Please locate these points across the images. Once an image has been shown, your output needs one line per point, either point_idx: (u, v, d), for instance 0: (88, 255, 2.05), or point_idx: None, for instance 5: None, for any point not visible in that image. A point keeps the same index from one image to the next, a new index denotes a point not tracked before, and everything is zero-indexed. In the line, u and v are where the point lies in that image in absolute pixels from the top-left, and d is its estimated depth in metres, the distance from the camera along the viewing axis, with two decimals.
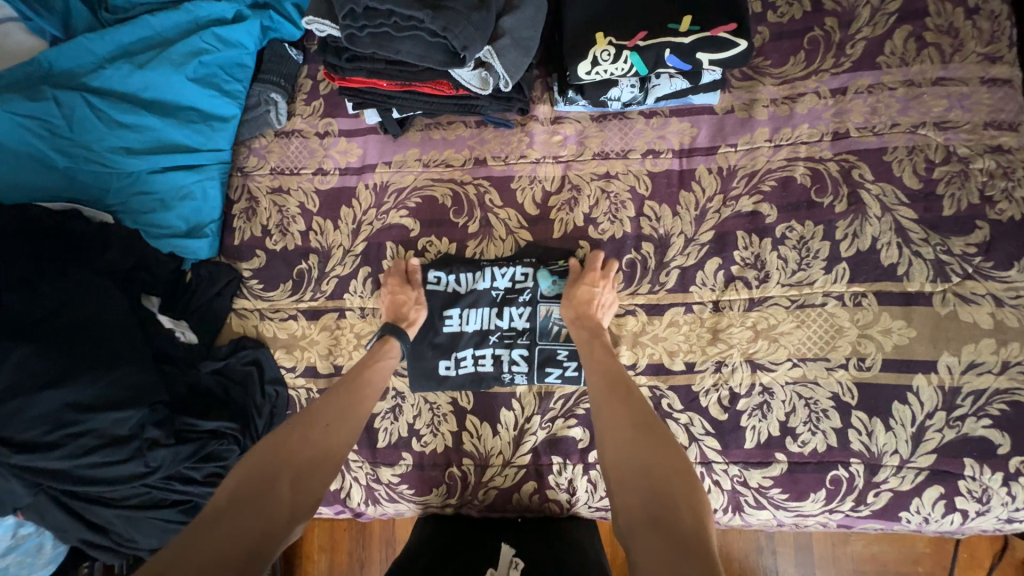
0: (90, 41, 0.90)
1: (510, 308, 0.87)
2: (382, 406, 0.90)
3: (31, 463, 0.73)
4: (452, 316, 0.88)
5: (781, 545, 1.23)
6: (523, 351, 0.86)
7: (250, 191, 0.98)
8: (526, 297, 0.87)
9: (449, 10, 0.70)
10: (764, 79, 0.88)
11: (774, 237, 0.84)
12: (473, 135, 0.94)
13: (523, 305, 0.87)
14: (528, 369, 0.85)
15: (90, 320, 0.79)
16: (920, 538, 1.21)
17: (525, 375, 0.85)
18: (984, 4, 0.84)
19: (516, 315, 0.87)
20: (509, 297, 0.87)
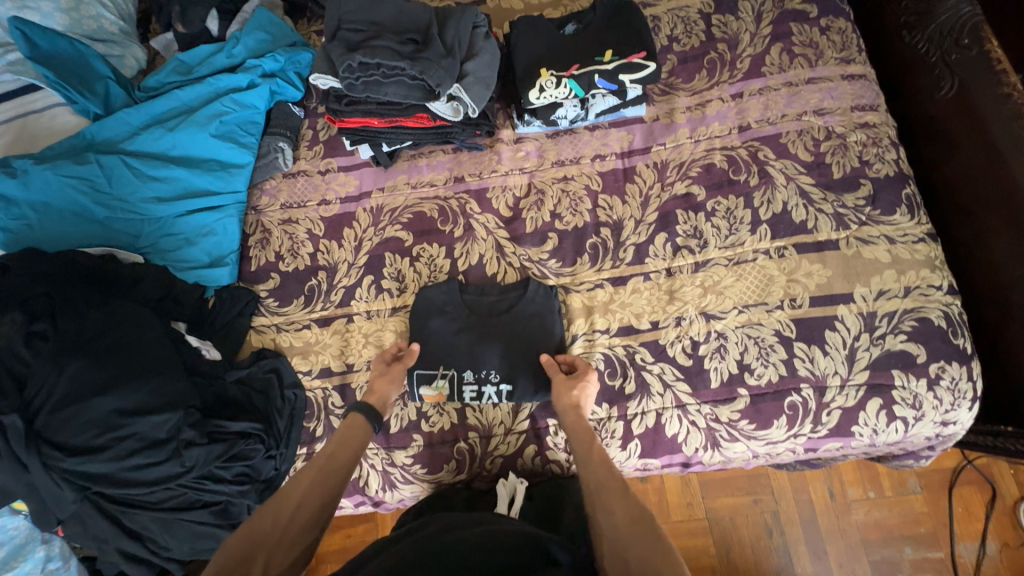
0: (128, 115, 1.08)
1: (486, 387, 0.96)
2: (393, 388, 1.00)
3: (80, 467, 0.82)
4: (435, 382, 0.96)
5: (788, 524, 1.28)
6: (496, 387, 0.96)
7: (263, 224, 1.14)
8: (495, 379, 0.96)
9: (423, 60, 0.90)
10: (678, 93, 1.10)
11: (706, 211, 1.02)
12: (451, 158, 1.13)
13: (497, 384, 0.96)
14: (501, 391, 0.96)
15: (129, 340, 0.91)
16: (917, 500, 1.29)
17: (499, 394, 0.96)
18: (833, 23, 1.10)
19: (491, 392, 0.96)
20: (481, 381, 0.96)
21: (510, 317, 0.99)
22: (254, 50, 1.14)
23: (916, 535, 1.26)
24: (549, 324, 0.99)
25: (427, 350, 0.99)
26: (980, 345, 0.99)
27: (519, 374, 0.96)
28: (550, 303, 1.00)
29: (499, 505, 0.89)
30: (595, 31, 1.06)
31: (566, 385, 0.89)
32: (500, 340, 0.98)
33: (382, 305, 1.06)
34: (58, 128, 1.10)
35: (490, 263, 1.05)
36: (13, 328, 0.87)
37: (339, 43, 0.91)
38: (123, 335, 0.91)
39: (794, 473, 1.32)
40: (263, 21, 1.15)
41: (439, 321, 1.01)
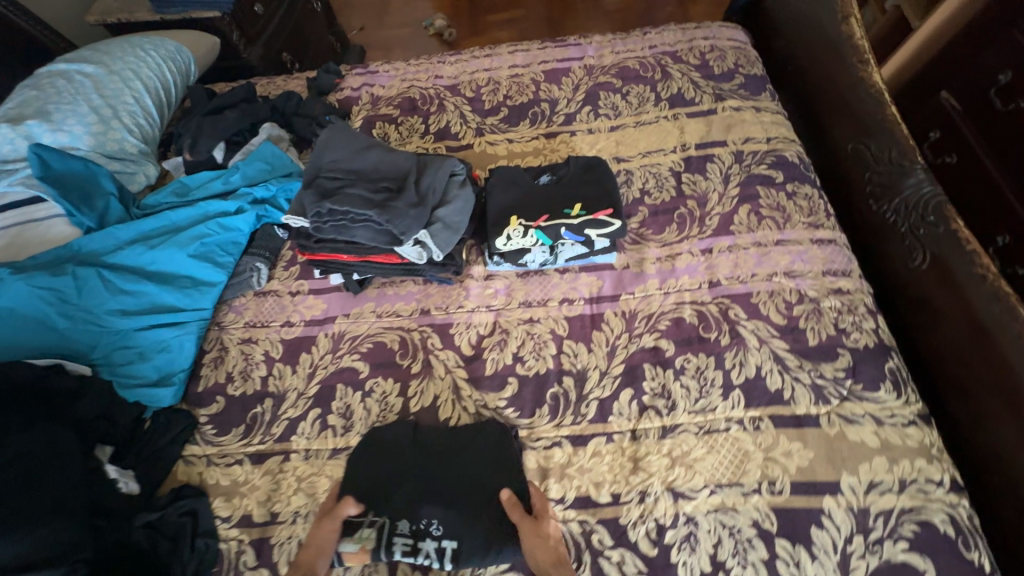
0: (117, 230, 1.12)
1: (424, 545, 0.82)
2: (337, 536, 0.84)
3: None
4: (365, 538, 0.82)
5: None
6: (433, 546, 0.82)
7: (222, 342, 1.12)
8: (438, 533, 0.83)
9: (392, 209, 0.94)
10: (648, 243, 1.12)
11: (675, 368, 0.97)
12: (420, 290, 1.13)
13: (438, 541, 0.83)
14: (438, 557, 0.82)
15: (38, 471, 0.83)
16: None
17: (438, 559, 0.82)
18: (799, 189, 1.14)
19: (429, 553, 0.82)
20: (420, 536, 0.83)
21: (466, 462, 0.90)
22: (250, 178, 1.22)
23: None
24: (502, 478, 0.89)
25: (369, 495, 0.89)
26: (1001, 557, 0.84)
27: (473, 529, 0.84)
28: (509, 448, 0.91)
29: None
30: (567, 185, 1.11)
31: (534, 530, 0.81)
32: (445, 494, 0.87)
33: (323, 444, 0.98)
34: (52, 237, 1.15)
35: (444, 406, 0.99)
36: None
37: (314, 190, 0.96)
38: (34, 465, 0.84)
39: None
40: (265, 154, 1.25)
41: (383, 464, 0.92)
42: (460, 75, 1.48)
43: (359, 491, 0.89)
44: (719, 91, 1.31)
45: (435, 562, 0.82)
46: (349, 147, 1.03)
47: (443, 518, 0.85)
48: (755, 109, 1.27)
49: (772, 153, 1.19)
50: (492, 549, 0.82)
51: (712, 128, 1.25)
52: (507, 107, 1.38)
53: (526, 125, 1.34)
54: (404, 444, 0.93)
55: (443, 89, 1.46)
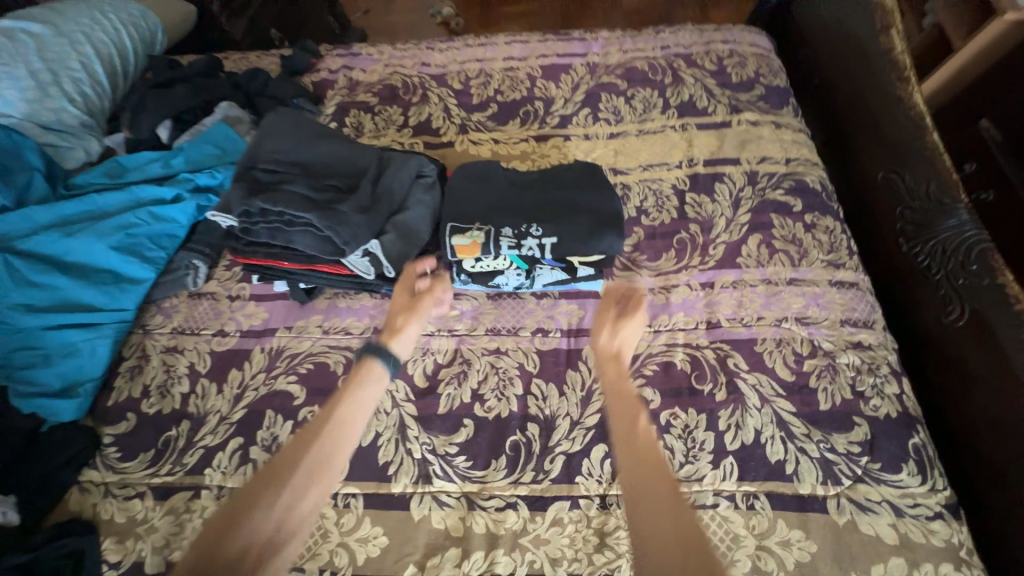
0: (34, 212, 0.98)
1: (523, 245, 0.86)
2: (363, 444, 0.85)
3: None
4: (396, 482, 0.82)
5: None
6: (527, 249, 0.86)
7: (144, 348, 0.98)
8: (535, 235, 0.86)
9: (335, 213, 0.80)
10: (640, 271, 0.97)
11: (659, 424, 0.82)
12: (375, 305, 0.98)
13: (535, 240, 0.86)
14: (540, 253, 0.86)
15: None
16: None
17: (538, 252, 0.86)
18: (819, 221, 0.99)
19: (529, 248, 0.86)
20: (517, 239, 0.86)
21: (575, 205, 0.90)
22: (195, 163, 1.07)
23: None
24: (604, 213, 0.89)
25: (469, 212, 0.89)
26: None
27: (591, 232, 0.87)
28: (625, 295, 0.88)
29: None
30: (556, 183, 0.94)
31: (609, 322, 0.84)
32: (540, 209, 0.89)
33: (240, 482, 0.83)
34: None
35: (385, 448, 0.84)
36: None
37: (247, 183, 0.82)
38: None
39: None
40: (215, 136, 1.10)
41: (484, 185, 0.93)
42: (450, 65, 1.33)
43: (456, 212, 0.89)
44: (736, 101, 1.16)
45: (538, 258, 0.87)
46: (296, 134, 0.89)
47: (541, 221, 0.87)
48: (774, 126, 1.11)
49: (790, 177, 1.04)
50: None
51: (724, 143, 1.10)
52: (497, 103, 1.23)
53: (515, 125, 1.19)
54: (492, 173, 0.96)
55: (429, 79, 1.31)
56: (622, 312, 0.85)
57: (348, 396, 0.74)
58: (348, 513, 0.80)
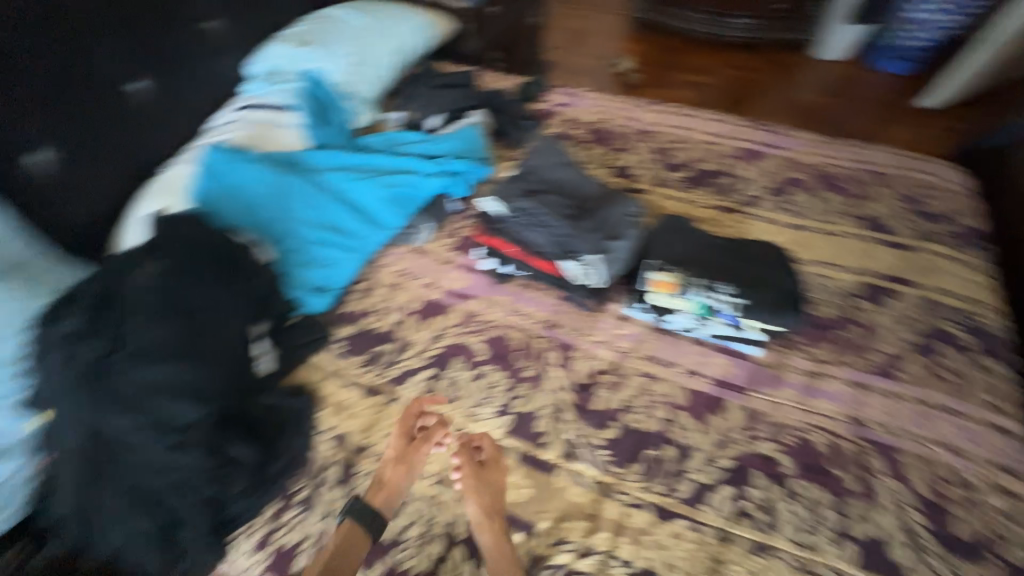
0: (339, 158, 1.33)
1: (714, 298, 1.01)
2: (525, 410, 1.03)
3: (109, 423, 0.86)
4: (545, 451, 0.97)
5: None
6: (718, 302, 1.02)
7: (374, 278, 1.25)
8: (727, 292, 1.01)
9: (576, 227, 1.02)
10: (797, 351, 1.07)
11: (789, 489, 0.91)
12: (555, 304, 1.18)
13: (727, 297, 1.01)
14: (728, 308, 1.02)
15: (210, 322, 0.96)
16: None
17: (727, 307, 1.02)
18: (989, 365, 1.02)
19: (719, 302, 1.01)
20: (710, 291, 1.02)
21: (762, 278, 1.05)
22: (449, 153, 1.38)
23: None
24: (787, 292, 1.04)
25: (671, 258, 1.08)
26: None
27: (774, 303, 1.02)
28: (501, 461, 0.95)
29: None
30: (749, 257, 1.09)
31: (475, 475, 0.92)
32: (732, 273, 1.06)
33: (426, 403, 1.05)
34: (285, 141, 1.40)
35: (542, 419, 1.01)
36: (147, 274, 0.95)
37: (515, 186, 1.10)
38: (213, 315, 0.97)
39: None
40: (465, 136, 1.42)
41: (685, 239, 1.12)
42: (655, 128, 1.56)
43: (660, 255, 1.09)
44: (923, 230, 1.23)
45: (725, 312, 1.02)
46: (550, 162, 1.18)
47: (733, 283, 1.03)
48: (958, 263, 1.17)
49: (966, 315, 1.09)
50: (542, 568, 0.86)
51: (902, 264, 1.17)
52: (691, 170, 1.42)
53: (704, 192, 1.36)
54: (691, 231, 1.14)
55: (635, 134, 1.53)
56: (485, 460, 0.95)
57: (329, 571, 0.83)
58: (503, 459, 0.97)
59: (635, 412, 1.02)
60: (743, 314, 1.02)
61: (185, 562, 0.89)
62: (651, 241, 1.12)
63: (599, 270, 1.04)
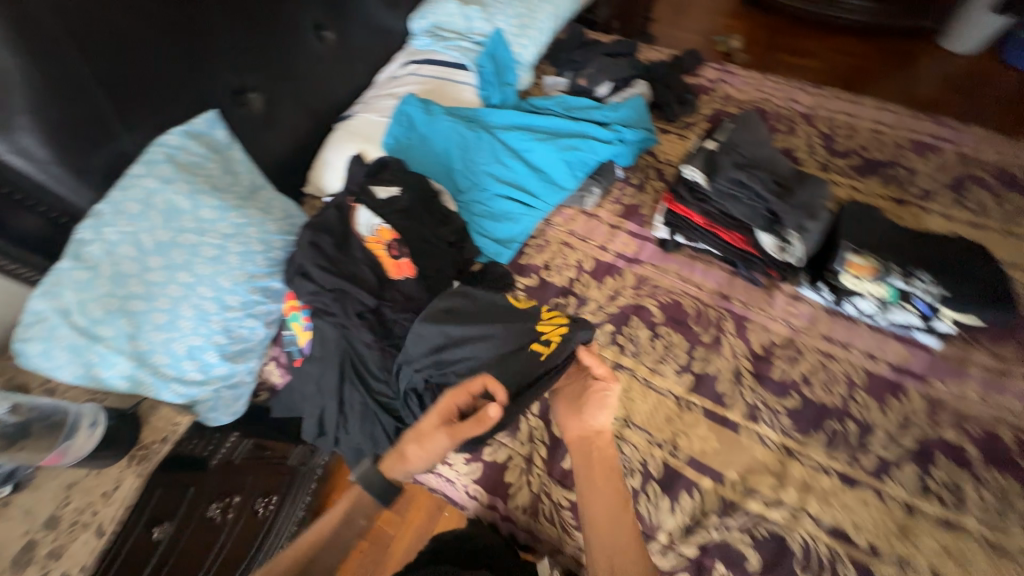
0: (516, 116, 1.39)
1: (916, 284, 1.03)
2: (706, 370, 1.10)
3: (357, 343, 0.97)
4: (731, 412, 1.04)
5: None
6: (919, 289, 1.02)
7: (547, 235, 1.32)
8: (929, 281, 1.02)
9: (783, 201, 1.08)
10: (978, 348, 1.08)
11: (974, 473, 0.95)
12: (727, 278, 1.22)
13: (929, 285, 1.02)
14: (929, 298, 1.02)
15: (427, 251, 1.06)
16: None
17: (927, 297, 1.02)
18: None
19: (922, 289, 1.02)
20: (912, 278, 1.03)
21: (965, 269, 1.04)
22: (622, 120, 1.40)
23: None
24: (996, 287, 1.02)
25: (863, 241, 1.09)
26: None
27: (977, 293, 1.01)
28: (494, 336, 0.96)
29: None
30: (950, 251, 1.08)
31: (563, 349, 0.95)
32: (930, 261, 1.06)
33: (609, 354, 1.13)
34: (462, 98, 1.47)
35: (723, 382, 1.08)
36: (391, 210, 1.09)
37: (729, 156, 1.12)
38: (427, 246, 1.10)
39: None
40: (636, 105, 1.42)
41: (875, 226, 1.12)
42: (818, 110, 1.53)
43: (853, 238, 1.09)
44: None
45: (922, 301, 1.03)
46: (755, 140, 1.19)
47: (934, 272, 1.03)
48: None
49: None
50: (735, 511, 0.94)
51: None
52: (861, 157, 1.40)
53: (875, 181, 1.35)
54: (879, 219, 1.14)
55: (798, 116, 1.51)
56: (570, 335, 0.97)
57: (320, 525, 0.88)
58: (689, 412, 1.05)
59: (815, 387, 1.06)
60: (943, 303, 1.02)
61: None
62: (847, 225, 1.12)
63: (799, 245, 1.08)
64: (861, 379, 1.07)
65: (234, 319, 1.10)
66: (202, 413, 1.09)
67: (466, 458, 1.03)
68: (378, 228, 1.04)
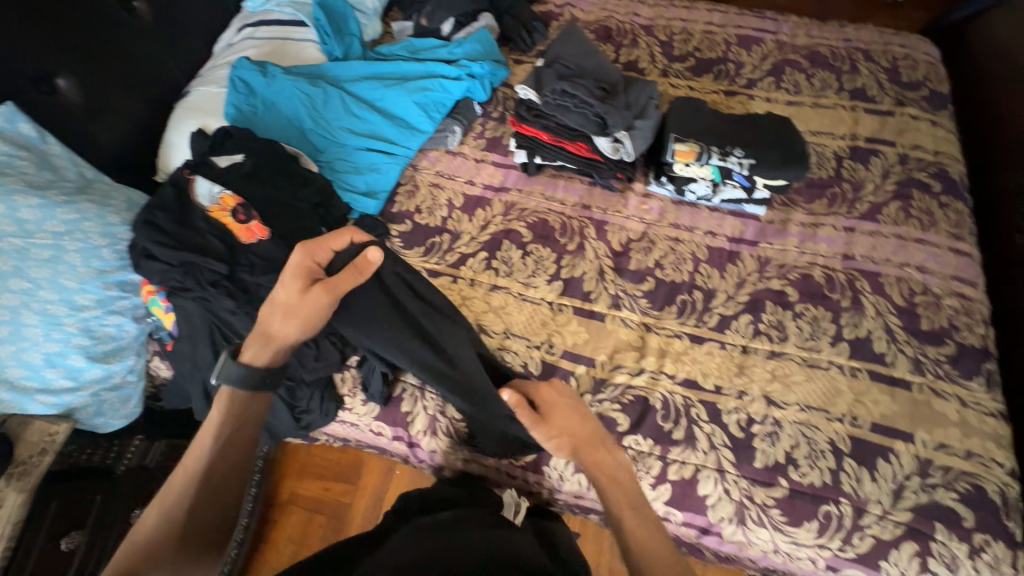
0: (361, 66, 1.36)
1: (730, 159, 1.16)
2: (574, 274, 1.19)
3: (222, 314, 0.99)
4: (597, 305, 1.15)
5: None
6: (733, 163, 1.16)
7: (416, 180, 1.34)
8: (740, 154, 1.17)
9: (610, 107, 1.18)
10: (796, 208, 1.25)
11: (794, 311, 1.12)
12: (586, 189, 1.30)
13: (741, 158, 1.16)
14: (742, 170, 1.17)
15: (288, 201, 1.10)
16: None
17: (741, 169, 1.17)
18: (952, 204, 1.22)
19: (735, 162, 1.16)
20: (726, 154, 1.17)
21: (772, 140, 1.18)
22: (469, 55, 1.41)
23: None
24: (796, 150, 1.17)
25: (688, 129, 1.20)
26: None
27: (780, 157, 1.16)
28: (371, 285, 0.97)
29: (505, 510, 1.00)
30: (761, 128, 1.21)
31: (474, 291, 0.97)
32: (743, 139, 1.19)
33: (486, 278, 1.20)
34: (304, 56, 1.41)
35: (589, 282, 1.18)
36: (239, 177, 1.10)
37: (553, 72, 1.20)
38: (282, 210, 1.11)
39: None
40: (482, 38, 1.44)
41: (699, 114, 1.23)
42: (656, 20, 1.60)
43: (679, 127, 1.20)
44: (902, 97, 1.39)
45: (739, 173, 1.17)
46: (581, 49, 1.28)
47: (744, 147, 1.17)
48: (931, 122, 1.35)
49: (936, 164, 1.28)
50: (605, 386, 1.06)
51: (884, 128, 1.34)
52: (695, 58, 1.50)
53: (708, 78, 1.46)
54: (704, 108, 1.25)
55: (639, 28, 1.58)
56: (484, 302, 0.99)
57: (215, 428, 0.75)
58: (561, 314, 1.15)
59: (667, 269, 1.19)
60: (754, 172, 1.16)
61: (311, 412, 1.08)
62: (675, 117, 1.22)
63: (628, 145, 1.19)
64: (704, 253, 1.20)
65: (93, 318, 1.05)
66: (86, 419, 1.06)
67: (363, 399, 1.09)
68: (221, 195, 1.05)
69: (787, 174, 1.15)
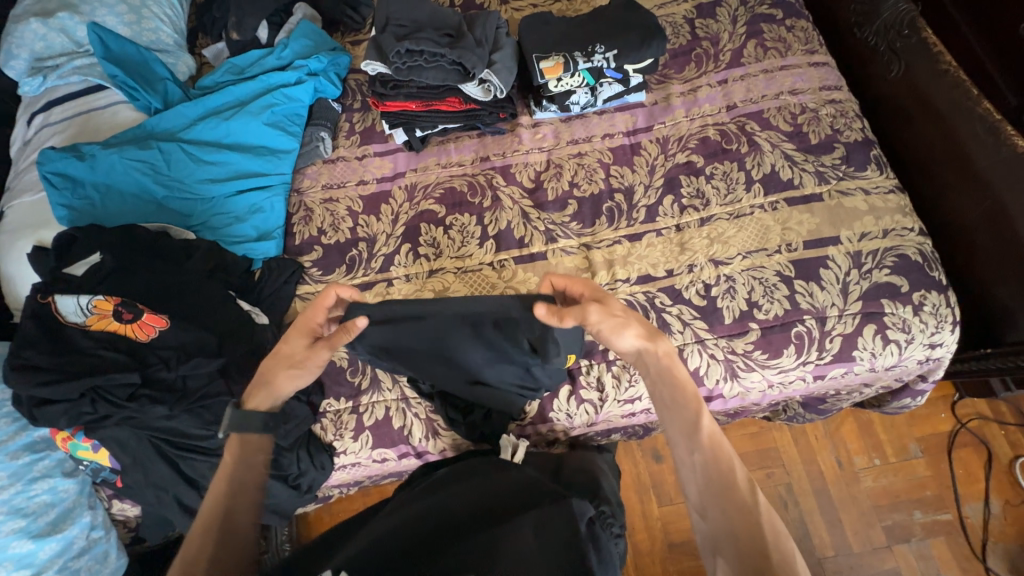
0: (188, 108, 1.21)
1: (594, 58, 1.16)
2: (500, 227, 1.16)
3: (160, 424, 0.91)
4: (534, 247, 1.14)
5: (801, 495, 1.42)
6: (600, 62, 1.16)
7: (306, 203, 1.22)
8: (601, 50, 1.17)
9: (461, 49, 1.13)
10: (672, 81, 1.27)
11: (706, 175, 1.16)
12: (477, 142, 1.26)
13: (603, 55, 1.16)
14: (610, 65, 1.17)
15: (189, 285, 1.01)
16: (892, 451, 1.46)
17: (607, 65, 1.17)
18: (797, 24, 1.30)
19: (599, 59, 1.17)
20: (587, 56, 1.17)
21: (623, 27, 1.19)
22: (301, 53, 1.29)
23: (923, 497, 1.41)
24: (650, 27, 1.19)
25: (545, 47, 1.19)
26: (967, 287, 1.14)
27: (636, 37, 1.17)
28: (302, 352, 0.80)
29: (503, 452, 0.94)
30: (610, 19, 1.22)
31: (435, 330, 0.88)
32: (597, 36, 1.19)
33: (420, 268, 1.15)
34: (118, 121, 1.22)
35: (517, 229, 1.16)
36: (105, 277, 0.98)
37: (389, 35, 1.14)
38: (170, 291, 1.00)
39: (801, 446, 1.47)
40: (307, 31, 1.31)
41: (547, 28, 1.22)
42: None
43: (536, 50, 1.19)
44: None
45: (607, 70, 1.18)
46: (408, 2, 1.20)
47: (603, 42, 1.17)
48: None
49: None
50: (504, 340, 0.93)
51: None
52: None
53: None
54: (551, 19, 1.23)
55: None
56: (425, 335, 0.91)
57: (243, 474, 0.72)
58: (505, 269, 1.13)
59: (583, 186, 1.19)
60: (622, 62, 1.17)
61: (306, 474, 1.02)
62: (529, 37, 1.20)
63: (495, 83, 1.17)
64: (609, 156, 1.21)
65: (15, 494, 0.89)
66: None
67: (352, 436, 1.03)
68: (91, 304, 0.94)
69: (652, 52, 1.16)
